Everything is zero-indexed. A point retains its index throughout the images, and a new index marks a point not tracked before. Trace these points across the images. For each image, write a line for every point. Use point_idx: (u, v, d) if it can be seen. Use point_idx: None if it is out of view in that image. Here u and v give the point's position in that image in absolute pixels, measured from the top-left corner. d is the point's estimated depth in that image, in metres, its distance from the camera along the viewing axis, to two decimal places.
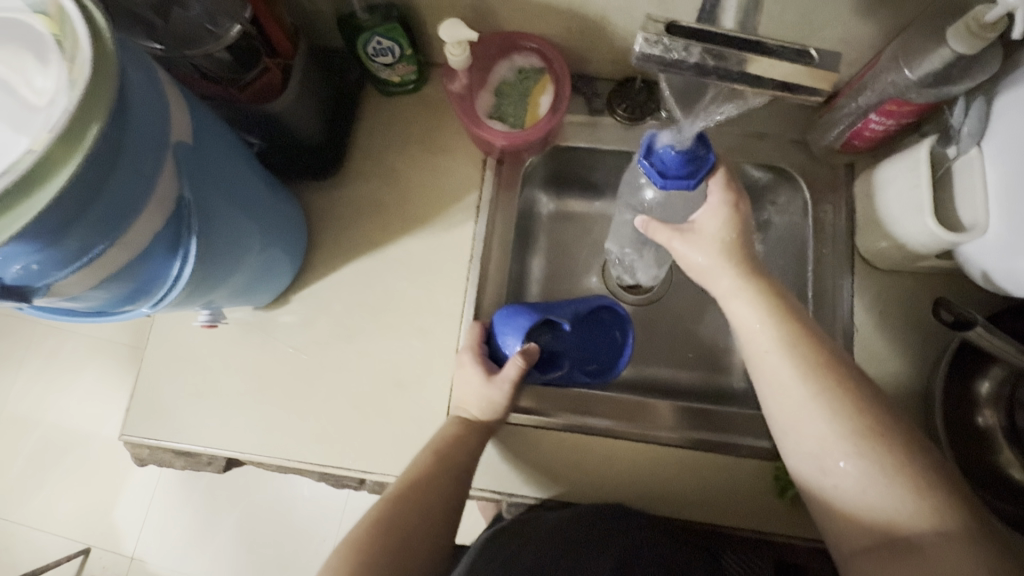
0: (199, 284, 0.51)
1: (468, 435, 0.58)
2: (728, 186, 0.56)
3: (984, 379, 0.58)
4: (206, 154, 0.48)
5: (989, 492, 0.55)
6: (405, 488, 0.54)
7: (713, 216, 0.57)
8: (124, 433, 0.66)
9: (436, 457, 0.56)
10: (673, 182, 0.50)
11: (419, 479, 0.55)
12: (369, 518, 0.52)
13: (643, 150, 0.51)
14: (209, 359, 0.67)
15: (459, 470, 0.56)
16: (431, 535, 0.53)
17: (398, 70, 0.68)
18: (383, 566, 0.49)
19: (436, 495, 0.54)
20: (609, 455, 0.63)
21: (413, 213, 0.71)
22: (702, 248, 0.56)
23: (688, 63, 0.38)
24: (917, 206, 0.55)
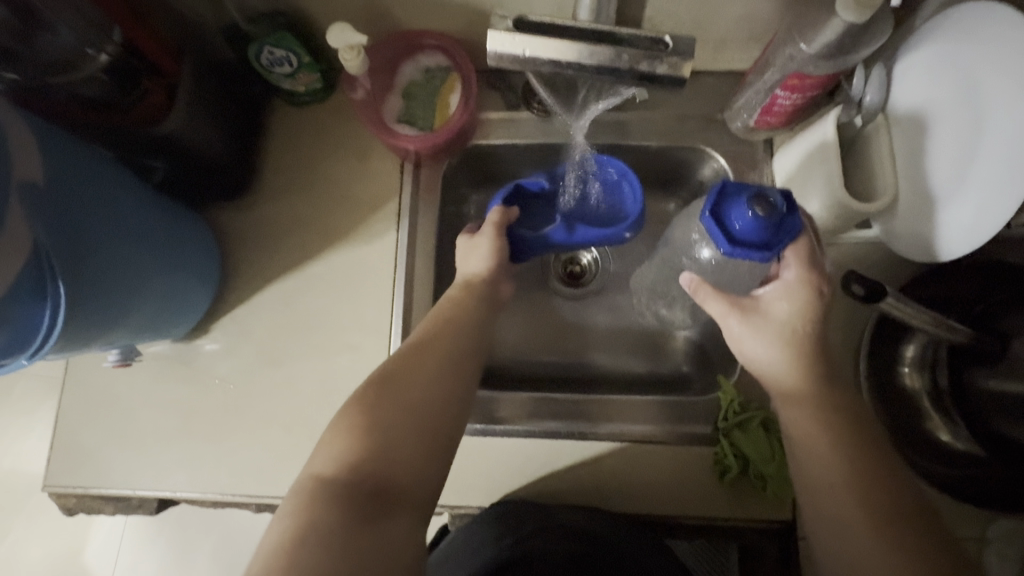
0: (86, 332, 0.48)
1: (478, 302, 0.58)
2: (804, 262, 0.51)
3: (911, 343, 0.60)
4: (72, 191, 0.45)
5: (920, 455, 0.57)
6: (413, 347, 0.52)
7: (784, 297, 0.52)
8: (47, 484, 0.63)
9: (440, 335, 0.54)
10: (742, 250, 0.46)
11: (423, 344, 0.53)
12: (377, 380, 0.49)
13: (710, 205, 0.48)
14: (131, 398, 0.65)
15: (468, 344, 0.54)
16: (444, 391, 0.50)
17: (300, 80, 0.65)
18: (391, 433, 0.46)
19: (448, 364, 0.52)
20: (583, 453, 0.62)
21: (334, 226, 0.68)
22: (765, 332, 0.52)
23: (545, 61, 0.46)
24: (828, 179, 0.55)
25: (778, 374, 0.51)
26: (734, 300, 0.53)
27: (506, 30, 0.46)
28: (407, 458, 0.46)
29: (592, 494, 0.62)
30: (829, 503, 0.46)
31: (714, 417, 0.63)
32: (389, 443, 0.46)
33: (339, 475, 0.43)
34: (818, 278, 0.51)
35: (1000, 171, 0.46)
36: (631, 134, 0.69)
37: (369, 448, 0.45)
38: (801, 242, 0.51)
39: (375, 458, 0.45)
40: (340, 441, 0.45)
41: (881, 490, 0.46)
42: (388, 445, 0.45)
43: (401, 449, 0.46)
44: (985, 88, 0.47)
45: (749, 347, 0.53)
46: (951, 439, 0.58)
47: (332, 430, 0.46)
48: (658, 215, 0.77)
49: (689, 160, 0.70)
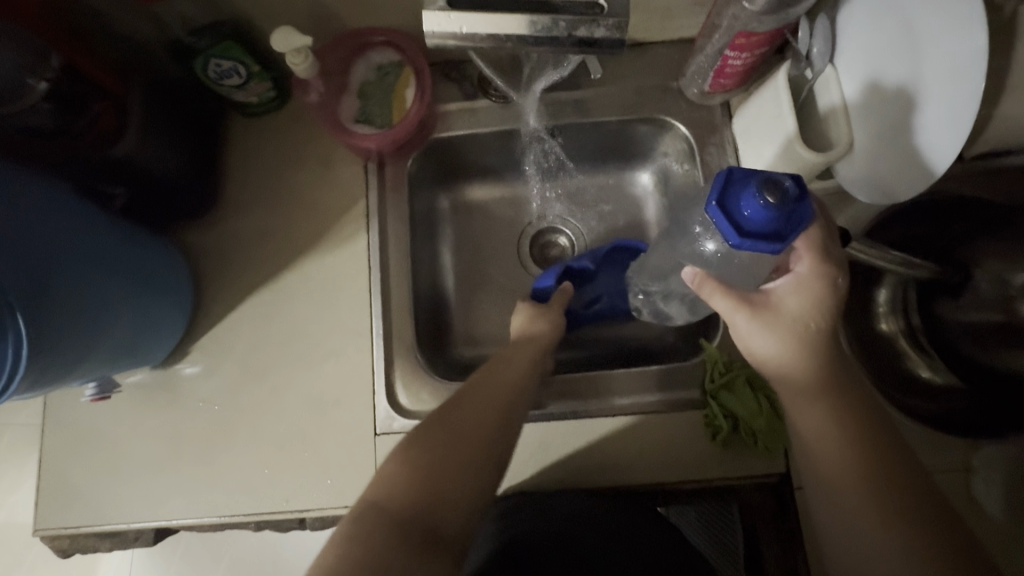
0: (56, 366, 0.47)
1: (493, 410, 0.52)
2: (816, 254, 0.48)
3: (882, 288, 0.62)
4: (21, 224, 0.44)
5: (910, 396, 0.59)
6: (412, 488, 0.46)
7: (796, 292, 0.49)
8: (37, 528, 0.62)
9: (455, 467, 0.47)
10: (752, 242, 0.42)
11: (429, 481, 0.46)
12: (373, 541, 0.43)
13: (717, 193, 0.43)
14: (115, 431, 0.63)
15: (472, 482, 0.48)
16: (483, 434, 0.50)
17: (251, 90, 0.64)
18: (450, 465, 0.48)
19: (472, 427, 0.50)
20: (580, 436, 0.62)
21: (305, 234, 0.68)
22: (778, 328, 0.49)
23: (481, 37, 0.48)
24: (784, 133, 0.56)
25: (767, 352, 0.50)
26: (742, 295, 0.49)
27: (440, 10, 0.47)
28: (456, 502, 0.46)
29: (586, 473, 0.62)
30: (825, 458, 0.47)
31: (700, 380, 0.64)
32: (435, 485, 0.46)
33: (388, 517, 0.44)
34: (830, 265, 0.48)
35: (947, 120, 0.47)
36: (591, 111, 0.69)
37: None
38: (813, 232, 0.48)
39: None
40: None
41: (869, 442, 0.47)
42: (442, 482, 0.46)
43: (458, 486, 0.47)
44: (926, 33, 0.48)
45: (758, 343, 0.50)
46: (931, 374, 0.60)
47: (386, 468, 0.48)
48: (627, 189, 0.78)
49: (647, 130, 0.71)
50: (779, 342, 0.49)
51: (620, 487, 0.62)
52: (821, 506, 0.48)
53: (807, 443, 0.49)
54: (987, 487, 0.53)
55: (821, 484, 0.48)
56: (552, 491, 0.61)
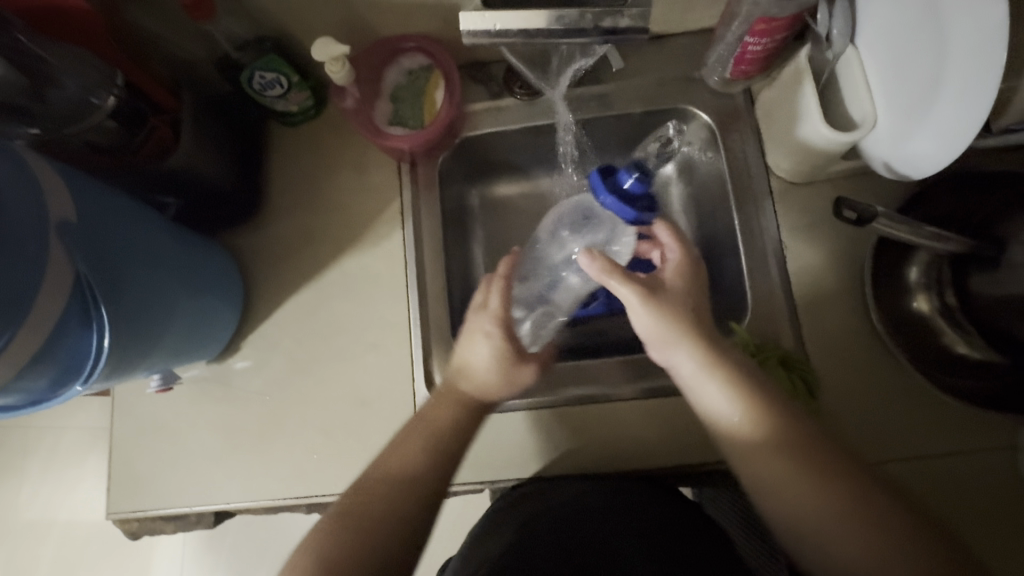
0: (127, 357, 0.52)
1: (428, 449, 0.57)
2: (681, 243, 0.61)
3: (914, 266, 0.61)
4: (101, 223, 0.49)
5: (951, 374, 0.58)
6: (344, 541, 0.51)
7: (672, 268, 0.60)
8: (110, 511, 0.67)
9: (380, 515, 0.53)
10: (616, 202, 0.54)
11: (357, 535, 0.51)
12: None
13: (602, 167, 0.56)
14: (177, 421, 0.68)
15: (396, 535, 0.52)
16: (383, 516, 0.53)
17: (292, 100, 0.68)
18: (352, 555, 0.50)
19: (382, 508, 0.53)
20: (611, 422, 0.64)
21: (344, 235, 0.71)
22: (668, 309, 0.56)
23: (513, 32, 0.50)
24: (807, 115, 0.57)
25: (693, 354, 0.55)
26: (641, 283, 0.57)
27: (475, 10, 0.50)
28: None
29: (620, 455, 0.64)
30: (755, 458, 0.51)
31: None
32: None
33: None
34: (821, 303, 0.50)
35: (964, 96, 0.47)
36: (614, 104, 0.71)
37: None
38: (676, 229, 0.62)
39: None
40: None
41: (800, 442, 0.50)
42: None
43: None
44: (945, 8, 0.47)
45: (647, 326, 0.57)
46: (968, 352, 0.59)
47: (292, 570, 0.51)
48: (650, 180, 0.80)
49: (669, 120, 0.72)
50: (671, 342, 0.56)
51: (649, 466, 0.63)
52: (755, 499, 0.51)
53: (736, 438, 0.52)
54: None
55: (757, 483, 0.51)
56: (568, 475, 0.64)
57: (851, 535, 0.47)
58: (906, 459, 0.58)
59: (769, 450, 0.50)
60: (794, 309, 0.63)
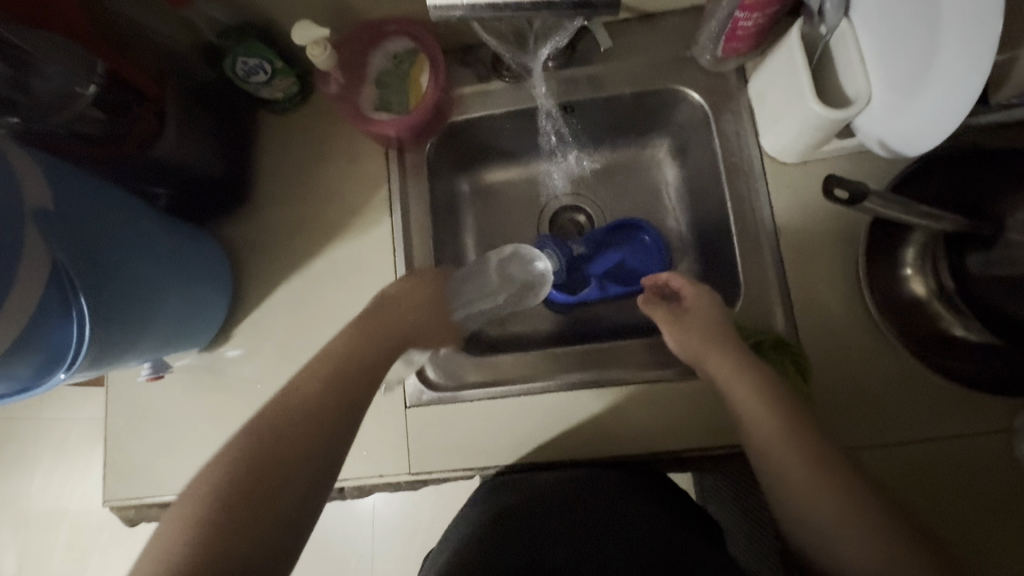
0: (112, 347, 0.52)
1: (328, 386, 0.51)
2: (689, 282, 0.63)
3: (909, 246, 0.59)
4: (82, 214, 0.49)
5: (950, 359, 0.57)
6: (230, 499, 0.43)
7: (700, 300, 0.62)
8: (106, 498, 0.67)
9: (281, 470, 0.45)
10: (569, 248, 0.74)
11: (254, 474, 0.44)
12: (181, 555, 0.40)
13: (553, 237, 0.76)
14: (170, 410, 0.69)
15: (311, 469, 0.47)
16: (312, 441, 0.47)
17: (277, 86, 0.68)
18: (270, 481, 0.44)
19: (300, 431, 0.47)
20: (598, 409, 0.64)
21: (332, 223, 0.71)
22: (694, 332, 0.60)
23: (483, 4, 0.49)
24: (801, 93, 0.55)
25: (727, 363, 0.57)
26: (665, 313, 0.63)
27: None
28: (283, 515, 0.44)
29: (610, 441, 0.63)
30: (758, 437, 0.53)
31: None
32: (218, 524, 0.42)
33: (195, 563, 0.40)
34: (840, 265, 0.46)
35: (963, 66, 0.44)
36: (604, 86, 0.69)
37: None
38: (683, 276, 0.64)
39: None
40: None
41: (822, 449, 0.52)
42: (224, 519, 0.42)
43: (262, 506, 0.43)
44: None
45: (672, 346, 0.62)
46: (965, 334, 0.57)
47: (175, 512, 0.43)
48: (643, 165, 0.78)
49: (661, 102, 0.71)
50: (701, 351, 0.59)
51: (638, 452, 0.62)
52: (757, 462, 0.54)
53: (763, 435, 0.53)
54: None
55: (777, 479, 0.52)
56: (553, 463, 0.65)
57: (859, 538, 0.48)
58: (902, 446, 0.57)
59: (793, 448, 0.52)
60: (785, 292, 0.62)
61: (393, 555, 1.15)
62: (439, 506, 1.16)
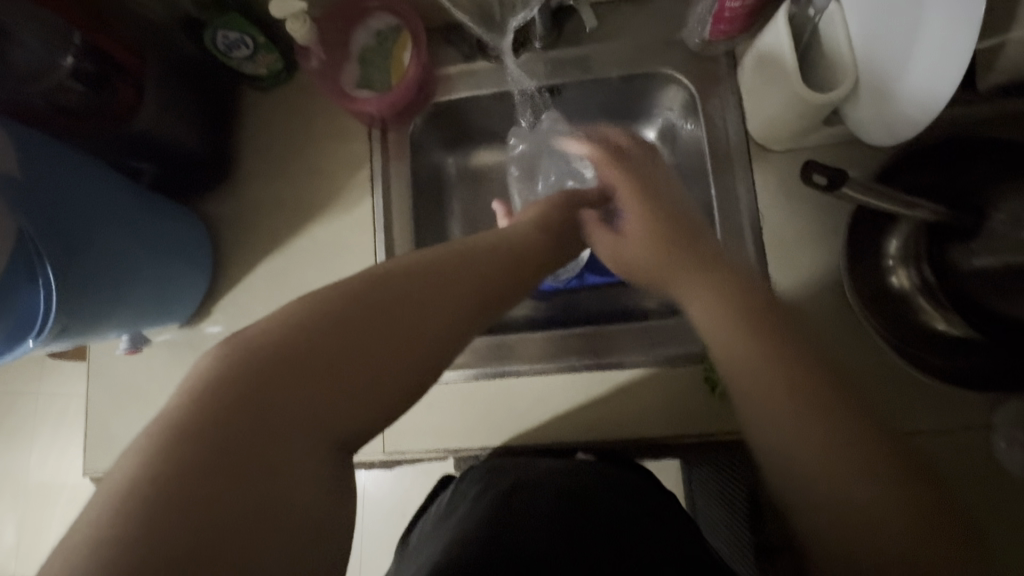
0: (85, 318, 0.52)
1: (443, 269, 0.45)
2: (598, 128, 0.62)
3: (893, 238, 0.59)
4: (51, 186, 0.49)
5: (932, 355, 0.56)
6: (316, 320, 0.38)
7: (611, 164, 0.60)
8: (87, 469, 0.68)
9: (372, 329, 0.40)
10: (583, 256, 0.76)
11: (346, 324, 0.39)
12: (242, 370, 0.35)
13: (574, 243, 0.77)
14: (150, 383, 0.69)
15: (401, 352, 0.40)
16: (406, 321, 0.41)
17: (260, 62, 0.67)
18: (358, 340, 0.39)
19: (403, 301, 0.41)
20: (574, 394, 0.64)
21: (315, 201, 0.71)
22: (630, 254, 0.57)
23: None
24: (784, 76, 0.54)
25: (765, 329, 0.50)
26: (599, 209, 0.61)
27: None
28: (354, 383, 0.38)
29: (587, 426, 0.63)
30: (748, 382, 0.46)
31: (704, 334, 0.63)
32: (292, 357, 0.37)
33: (247, 386, 0.35)
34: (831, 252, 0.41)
35: (970, 50, 0.43)
36: (590, 67, 0.68)
37: (158, 486, 0.30)
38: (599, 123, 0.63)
39: (161, 523, 0.30)
40: (141, 458, 0.32)
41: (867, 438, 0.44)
42: (300, 354, 0.37)
43: (334, 363, 0.38)
44: None
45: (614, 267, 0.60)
46: (947, 328, 0.56)
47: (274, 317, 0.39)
48: None
49: (649, 85, 0.70)
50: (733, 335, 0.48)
51: (609, 438, 0.62)
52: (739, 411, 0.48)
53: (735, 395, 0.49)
54: (1009, 446, 0.54)
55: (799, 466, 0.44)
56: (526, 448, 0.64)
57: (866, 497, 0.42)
58: None
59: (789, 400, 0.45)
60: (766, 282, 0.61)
61: (380, 536, 1.16)
62: (427, 490, 1.16)
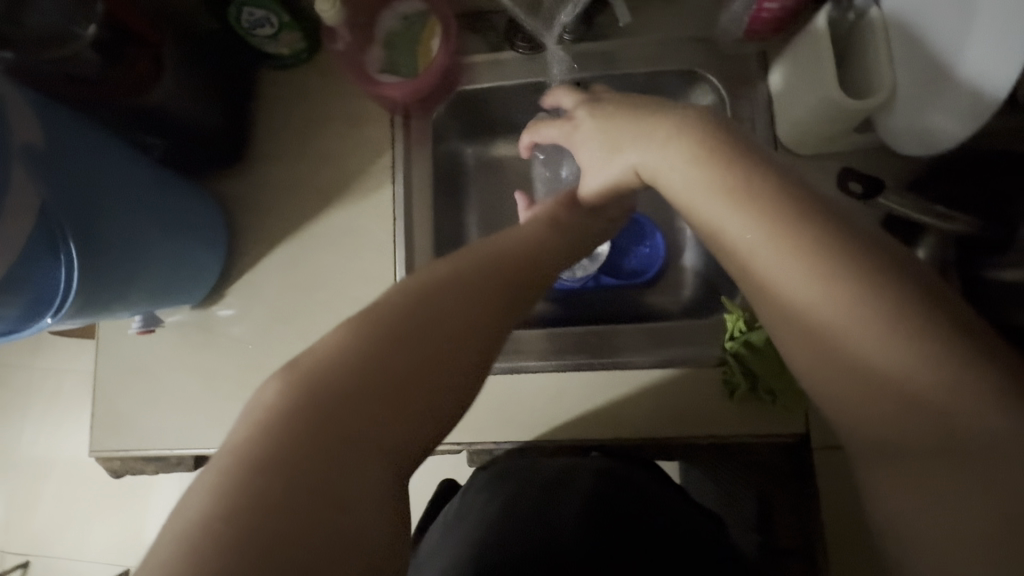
0: (100, 296, 0.51)
1: (477, 282, 0.46)
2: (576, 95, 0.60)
3: (919, 249, 0.56)
4: (72, 159, 0.47)
5: None
6: (374, 337, 0.40)
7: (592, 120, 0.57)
8: (93, 449, 0.67)
9: (424, 342, 0.41)
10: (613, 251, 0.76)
11: (399, 338, 0.40)
12: (310, 390, 0.36)
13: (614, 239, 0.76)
14: (160, 365, 0.68)
15: (454, 368, 0.41)
16: (455, 334, 0.42)
17: (282, 41, 0.66)
18: (413, 353, 0.40)
19: (450, 313, 0.43)
20: (587, 393, 0.63)
21: (332, 187, 0.69)
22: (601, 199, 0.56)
23: None
24: (819, 80, 0.53)
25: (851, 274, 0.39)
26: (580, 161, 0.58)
27: None
28: (413, 397, 0.39)
29: (601, 422, 0.63)
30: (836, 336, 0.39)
31: (720, 337, 0.62)
32: (358, 372, 0.38)
33: (311, 407, 0.36)
34: (872, 254, 0.40)
35: (1000, 66, 0.44)
36: (618, 62, 0.67)
37: (238, 515, 0.31)
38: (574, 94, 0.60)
39: (241, 537, 0.30)
40: (213, 492, 0.32)
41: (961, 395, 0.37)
42: (363, 370, 0.38)
43: (394, 376, 0.38)
44: None
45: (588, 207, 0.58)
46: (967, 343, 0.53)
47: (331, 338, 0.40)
48: None
49: (675, 85, 0.69)
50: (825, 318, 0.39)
51: (627, 439, 0.62)
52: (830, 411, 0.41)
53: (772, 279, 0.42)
54: None
55: (924, 509, 0.35)
56: (536, 444, 0.64)
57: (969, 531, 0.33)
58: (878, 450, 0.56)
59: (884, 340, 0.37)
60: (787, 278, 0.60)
61: None
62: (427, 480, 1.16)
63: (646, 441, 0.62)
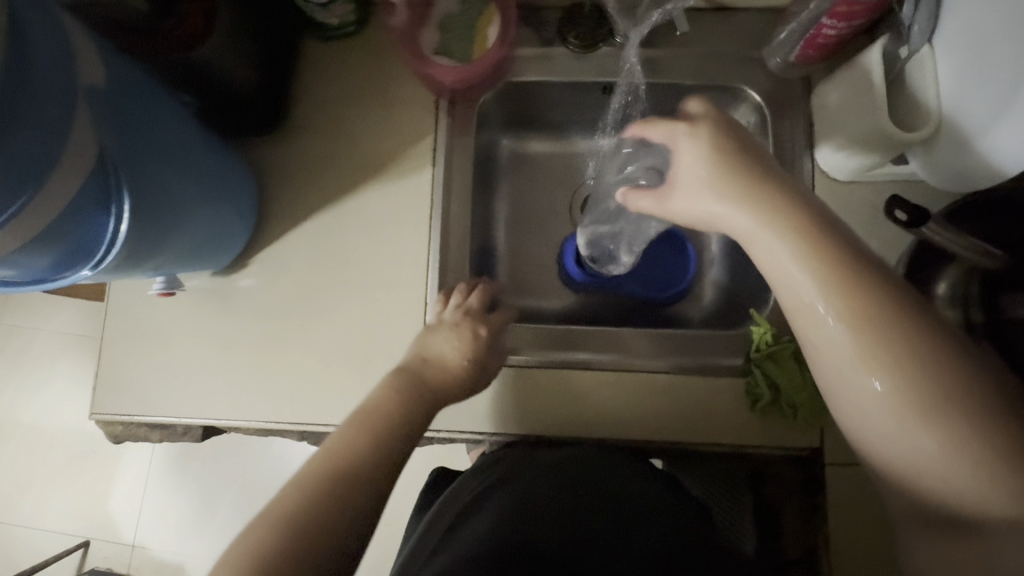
0: (139, 252, 0.49)
1: (409, 400, 0.58)
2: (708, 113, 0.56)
3: (941, 281, 0.58)
4: (123, 109, 0.45)
5: None
6: (323, 467, 0.50)
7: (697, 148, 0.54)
8: (94, 411, 0.65)
9: (359, 462, 0.51)
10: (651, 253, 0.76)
11: (343, 463, 0.50)
12: (272, 511, 0.47)
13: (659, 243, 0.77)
14: (174, 331, 0.66)
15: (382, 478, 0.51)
16: (385, 441, 0.53)
17: (335, 11, 0.65)
18: (352, 471, 0.50)
19: (385, 431, 0.54)
20: (608, 394, 0.64)
21: (367, 166, 0.68)
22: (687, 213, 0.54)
23: None
24: (871, 109, 0.55)
25: (830, 366, 0.44)
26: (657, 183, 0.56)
27: None
28: (350, 507, 0.48)
29: (623, 421, 0.63)
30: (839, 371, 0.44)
31: (745, 349, 0.64)
32: (308, 494, 0.48)
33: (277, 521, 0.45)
34: None
35: None
36: (667, 72, 0.68)
37: None
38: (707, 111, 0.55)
39: None
40: None
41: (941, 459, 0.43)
42: (310, 493, 0.48)
43: (337, 492, 0.48)
44: None
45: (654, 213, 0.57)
46: None
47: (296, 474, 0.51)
48: None
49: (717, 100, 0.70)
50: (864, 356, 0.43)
51: (648, 440, 0.63)
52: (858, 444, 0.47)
53: (806, 342, 0.46)
54: None
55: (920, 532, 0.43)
56: (551, 438, 0.64)
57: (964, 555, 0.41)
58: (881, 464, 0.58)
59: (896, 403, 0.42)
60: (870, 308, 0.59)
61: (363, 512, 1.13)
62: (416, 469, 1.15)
63: (663, 444, 0.63)
